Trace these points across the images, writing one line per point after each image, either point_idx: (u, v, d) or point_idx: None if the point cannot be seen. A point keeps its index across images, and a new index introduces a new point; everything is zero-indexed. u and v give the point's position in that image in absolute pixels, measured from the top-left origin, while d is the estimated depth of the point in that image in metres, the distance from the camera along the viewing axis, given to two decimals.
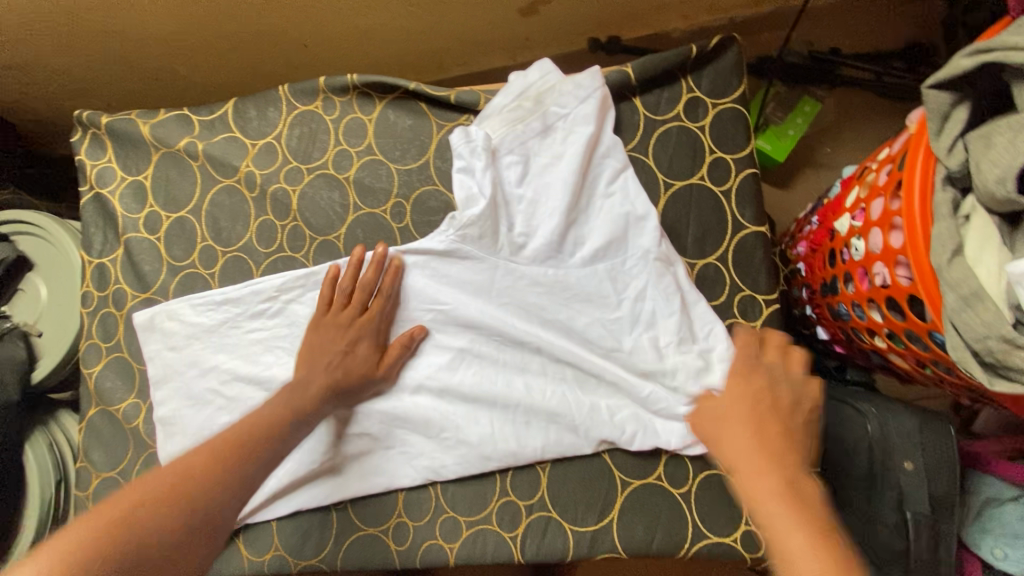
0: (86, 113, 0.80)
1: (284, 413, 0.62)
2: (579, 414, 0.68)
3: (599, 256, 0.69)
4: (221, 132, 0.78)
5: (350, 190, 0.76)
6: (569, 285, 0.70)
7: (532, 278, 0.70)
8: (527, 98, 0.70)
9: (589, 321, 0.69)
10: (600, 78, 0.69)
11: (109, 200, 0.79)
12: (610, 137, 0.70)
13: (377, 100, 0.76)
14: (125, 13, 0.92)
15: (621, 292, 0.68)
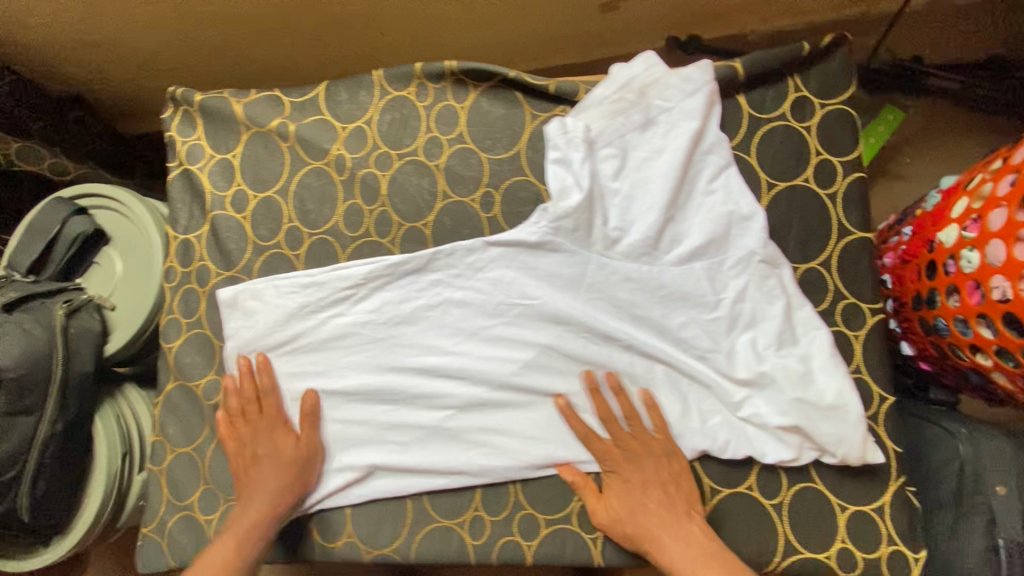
0: (180, 90, 0.81)
1: (237, 551, 0.63)
2: (670, 418, 0.65)
3: (697, 255, 0.67)
4: (312, 115, 0.78)
5: (440, 177, 0.75)
6: (663, 283, 0.67)
7: (626, 274, 0.68)
8: (629, 90, 0.69)
9: (685, 322, 0.66)
10: (709, 72, 0.67)
11: (197, 176, 0.80)
12: (715, 133, 0.68)
13: (471, 88, 0.75)
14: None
15: (720, 293, 0.66)
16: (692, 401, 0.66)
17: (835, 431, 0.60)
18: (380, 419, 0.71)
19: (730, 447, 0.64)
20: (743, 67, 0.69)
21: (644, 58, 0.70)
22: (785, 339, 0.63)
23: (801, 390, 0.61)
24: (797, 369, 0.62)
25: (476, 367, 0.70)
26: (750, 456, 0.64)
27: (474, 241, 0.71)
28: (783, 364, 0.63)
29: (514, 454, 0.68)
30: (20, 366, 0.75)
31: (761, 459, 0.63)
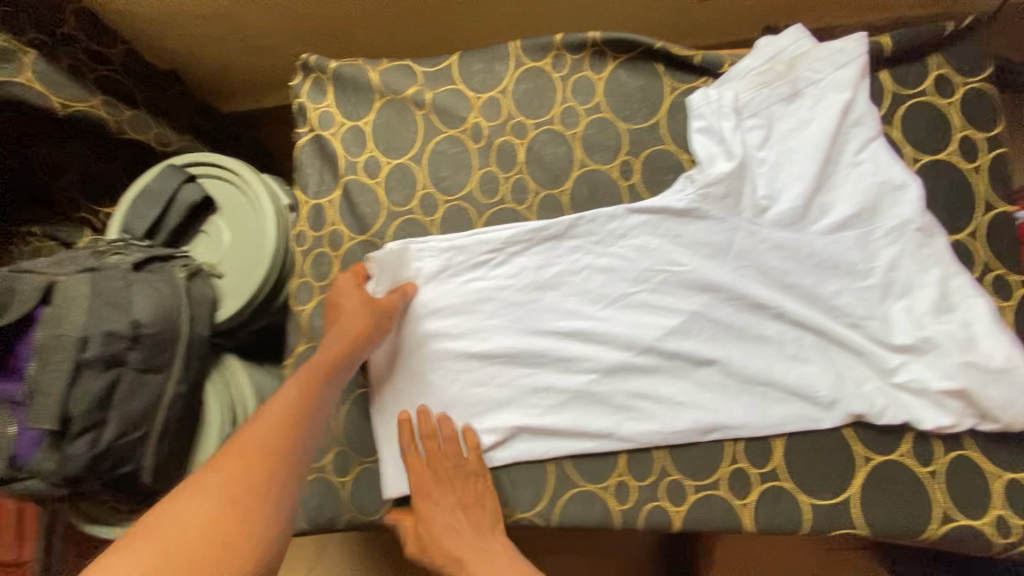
0: (313, 57, 0.82)
1: (313, 385, 0.61)
2: (824, 386, 0.65)
3: (848, 223, 0.67)
4: (445, 84, 0.79)
5: (577, 146, 0.76)
6: (814, 252, 0.67)
7: (775, 241, 0.68)
8: (778, 62, 0.70)
9: (838, 290, 0.67)
10: (862, 45, 0.69)
11: (329, 141, 0.80)
12: (864, 105, 0.69)
13: (609, 60, 0.77)
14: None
15: (872, 261, 0.66)
16: (845, 368, 0.66)
17: (1006, 397, 0.61)
18: (523, 382, 0.71)
19: (888, 413, 0.64)
20: (889, 42, 0.70)
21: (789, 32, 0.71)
22: (942, 305, 0.64)
23: (965, 356, 0.62)
24: (959, 333, 0.63)
25: (622, 333, 0.70)
26: (907, 422, 0.64)
27: (615, 208, 0.72)
28: (943, 329, 0.63)
29: (661, 421, 0.68)
30: (155, 323, 0.75)
31: (921, 427, 0.64)
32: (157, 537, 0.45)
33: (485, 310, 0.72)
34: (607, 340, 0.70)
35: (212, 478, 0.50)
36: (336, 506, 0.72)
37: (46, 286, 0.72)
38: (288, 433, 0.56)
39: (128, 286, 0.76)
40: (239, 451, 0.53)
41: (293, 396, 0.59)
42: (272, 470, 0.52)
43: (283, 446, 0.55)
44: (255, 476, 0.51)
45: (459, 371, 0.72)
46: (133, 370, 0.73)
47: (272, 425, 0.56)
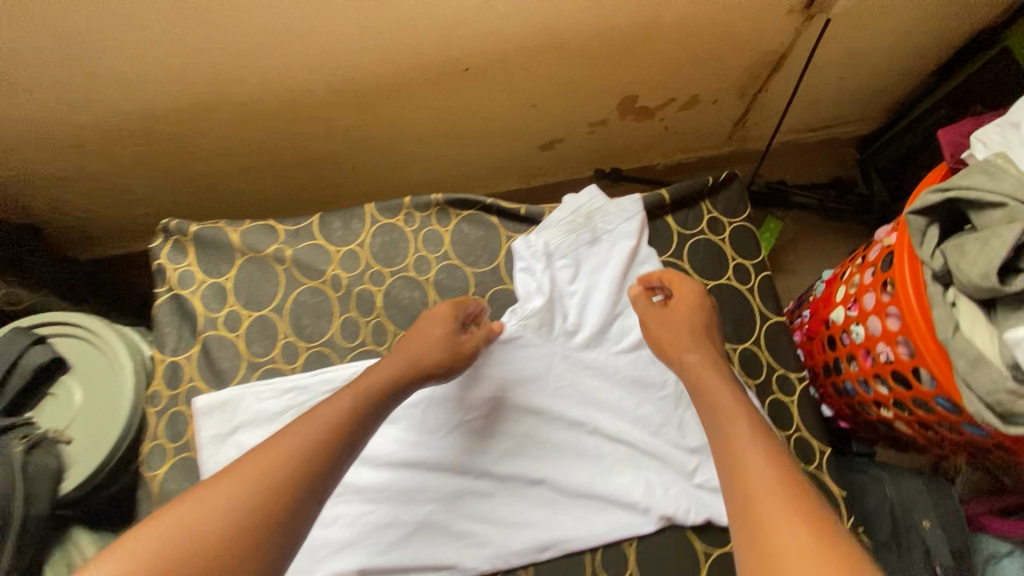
0: (174, 222, 0.86)
1: (362, 404, 0.62)
2: (638, 493, 0.73)
3: (642, 343, 0.81)
4: (306, 239, 0.87)
5: (430, 290, 0.85)
6: (618, 369, 0.79)
7: (588, 363, 0.80)
8: (577, 217, 0.86)
9: (641, 401, 0.78)
10: (639, 204, 0.87)
11: (189, 299, 0.83)
12: (646, 250, 0.86)
13: (452, 215, 0.89)
14: (206, 139, 1.03)
15: (665, 374, 0.79)
16: (654, 475, 0.74)
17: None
18: (384, 524, 0.71)
19: (692, 512, 0.72)
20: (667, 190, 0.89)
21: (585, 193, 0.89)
22: None
23: None
24: None
25: (473, 461, 0.74)
26: (709, 519, 0.72)
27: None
28: None
29: (512, 543, 0.71)
30: None
31: (720, 523, 0.72)
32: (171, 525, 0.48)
33: None
34: (466, 471, 0.74)
35: (234, 479, 0.52)
36: None
37: None
38: (322, 450, 0.56)
39: None
40: (272, 455, 0.54)
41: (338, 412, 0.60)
42: (284, 495, 0.52)
43: (312, 463, 0.54)
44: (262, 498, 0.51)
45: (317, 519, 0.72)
46: None
47: (303, 440, 0.56)
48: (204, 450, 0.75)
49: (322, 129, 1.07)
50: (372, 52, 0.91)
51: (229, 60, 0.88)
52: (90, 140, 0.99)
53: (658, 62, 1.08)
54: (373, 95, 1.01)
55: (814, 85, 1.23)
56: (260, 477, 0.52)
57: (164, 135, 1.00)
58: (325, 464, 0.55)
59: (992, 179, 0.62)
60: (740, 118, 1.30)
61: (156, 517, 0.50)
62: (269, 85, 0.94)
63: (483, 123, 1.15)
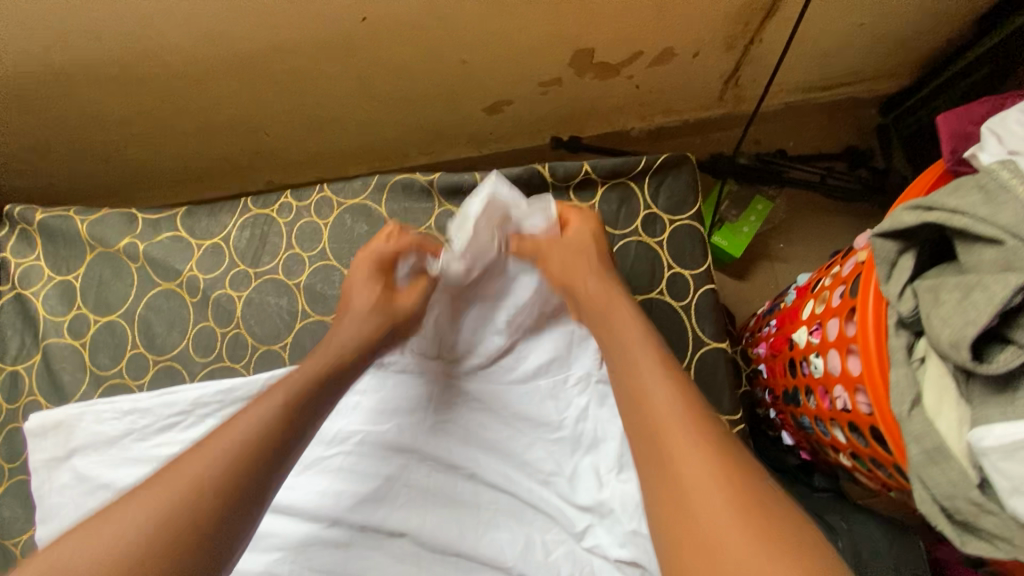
0: (17, 208, 0.75)
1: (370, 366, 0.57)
2: (511, 554, 0.62)
3: (540, 373, 0.67)
4: (165, 231, 0.74)
5: (300, 296, 0.72)
6: (508, 404, 0.67)
7: (470, 396, 0.67)
8: (481, 255, 0.62)
9: (530, 444, 0.66)
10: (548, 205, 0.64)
11: (31, 301, 0.73)
12: None
13: (335, 205, 0.74)
14: (78, 105, 0.89)
15: (563, 411, 0.66)
16: (536, 532, 0.63)
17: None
18: None
19: None
20: (592, 172, 0.72)
21: (512, 169, 0.72)
22: (623, 460, 0.63)
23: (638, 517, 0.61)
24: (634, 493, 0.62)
25: (322, 507, 0.63)
26: None
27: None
28: (620, 487, 0.62)
29: None
30: None
31: None
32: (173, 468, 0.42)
33: None
34: (316, 517, 0.63)
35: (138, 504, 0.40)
36: None
37: None
38: (251, 455, 0.44)
39: None
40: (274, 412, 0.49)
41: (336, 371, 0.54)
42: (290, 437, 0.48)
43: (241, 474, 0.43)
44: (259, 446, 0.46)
45: None
46: None
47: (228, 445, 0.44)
48: (37, 475, 0.67)
49: (212, 93, 0.91)
50: (241, 1, 0.74)
51: (60, 12, 0.72)
52: None
53: (615, 8, 0.86)
54: (259, 52, 0.84)
55: (825, 33, 0.99)
56: (166, 500, 0.40)
57: (27, 100, 0.87)
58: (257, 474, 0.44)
59: (988, 201, 0.43)
60: (732, 74, 1.07)
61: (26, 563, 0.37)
62: (125, 40, 0.78)
63: (410, 83, 0.97)
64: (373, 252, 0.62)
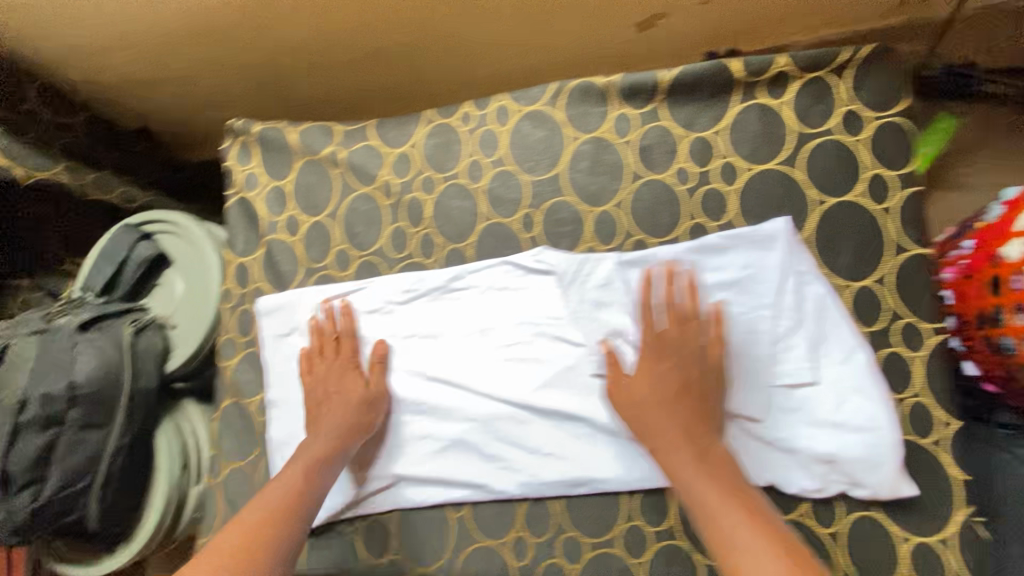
0: (239, 122, 0.87)
1: (311, 468, 0.66)
2: None
3: (714, 273, 0.67)
4: (361, 141, 0.83)
5: (481, 200, 0.77)
6: (665, 298, 0.67)
7: (648, 292, 0.67)
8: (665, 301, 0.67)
9: (688, 342, 0.66)
10: (779, 249, 0.65)
11: (254, 202, 0.85)
12: (753, 262, 0.66)
13: (514, 111, 0.78)
14: (273, 33, 0.98)
15: (737, 303, 0.66)
16: None
17: (867, 453, 0.59)
18: (421, 435, 0.72)
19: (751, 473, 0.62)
20: (790, 64, 0.69)
21: (701, 64, 0.71)
22: (807, 362, 0.62)
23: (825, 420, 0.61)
24: (824, 397, 0.61)
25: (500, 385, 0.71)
26: (772, 484, 0.62)
27: (493, 260, 0.74)
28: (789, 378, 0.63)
29: (531, 472, 0.68)
30: (93, 382, 0.79)
31: (785, 489, 0.62)
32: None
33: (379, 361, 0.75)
34: (498, 395, 0.70)
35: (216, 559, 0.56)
36: None
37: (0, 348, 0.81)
38: (277, 522, 0.61)
39: (72, 346, 0.81)
40: (218, 555, 0.57)
41: (278, 500, 0.63)
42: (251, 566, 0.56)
43: (280, 526, 0.60)
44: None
45: None
46: (73, 427, 0.77)
47: (262, 512, 0.61)
48: (268, 344, 0.79)
49: (384, 20, 0.96)
50: None
51: None
52: (168, 40, 0.98)
53: None
54: None
55: None
56: (223, 556, 0.56)
57: (229, 31, 0.97)
58: (294, 529, 0.61)
59: None
60: None
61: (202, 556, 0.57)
62: None
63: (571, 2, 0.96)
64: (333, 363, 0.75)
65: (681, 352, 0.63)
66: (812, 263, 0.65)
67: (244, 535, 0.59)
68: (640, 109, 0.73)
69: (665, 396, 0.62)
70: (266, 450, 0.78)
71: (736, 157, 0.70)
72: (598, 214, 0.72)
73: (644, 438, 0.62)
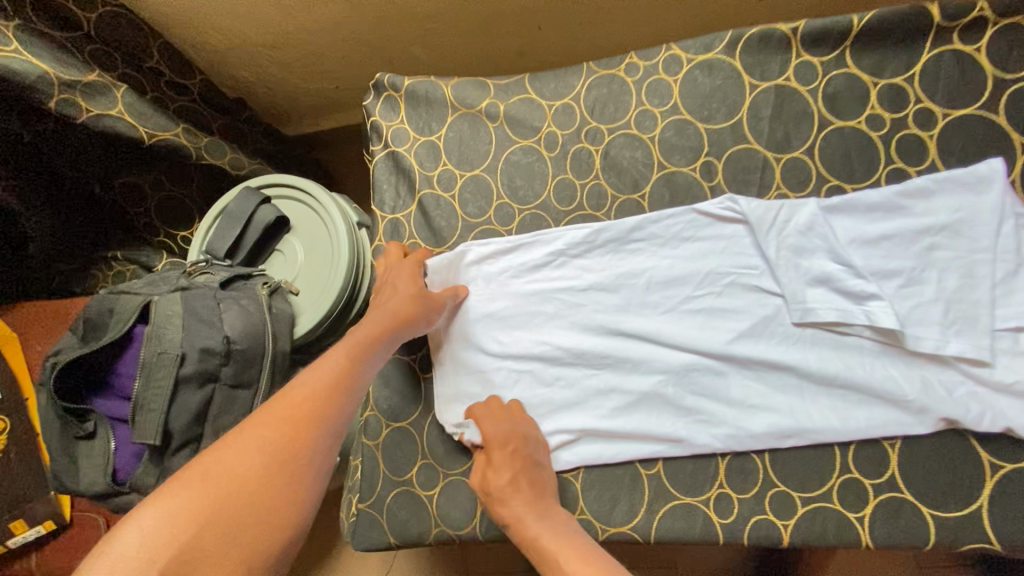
0: (387, 76, 0.84)
1: (356, 358, 0.59)
2: (911, 390, 0.61)
3: (925, 214, 0.64)
4: (516, 94, 0.80)
5: (654, 149, 0.75)
6: (874, 242, 0.64)
7: (855, 238, 0.65)
8: (876, 245, 0.64)
9: (900, 289, 0.63)
10: (998, 186, 0.62)
11: (404, 157, 0.82)
12: (971, 202, 0.63)
13: (685, 61, 0.75)
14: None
15: (956, 246, 0.62)
16: (930, 373, 0.62)
17: None
18: (605, 390, 0.69)
19: (985, 419, 0.59)
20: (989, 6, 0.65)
21: (896, 7, 0.68)
22: None
23: None
24: None
25: (689, 337, 0.68)
26: (1007, 430, 0.59)
27: (676, 209, 0.71)
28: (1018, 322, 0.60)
29: (733, 424, 0.65)
30: (245, 338, 0.76)
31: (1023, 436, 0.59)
32: (190, 505, 0.43)
33: (555, 316, 0.72)
34: (689, 347, 0.68)
35: (256, 441, 0.48)
36: (425, 518, 0.71)
37: (143, 302, 0.75)
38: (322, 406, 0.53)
39: (218, 302, 0.77)
40: (274, 421, 0.50)
41: (333, 371, 0.57)
42: (297, 455, 0.49)
43: (327, 413, 0.53)
44: (284, 483, 0.47)
45: (522, 372, 0.71)
46: (226, 385, 0.74)
47: (305, 396, 0.53)
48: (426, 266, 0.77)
49: None
50: None
51: None
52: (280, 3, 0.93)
53: None
54: None
55: None
56: (267, 441, 0.49)
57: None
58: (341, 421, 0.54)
59: None
60: None
61: (236, 436, 0.49)
62: None
63: None
64: (392, 265, 0.75)
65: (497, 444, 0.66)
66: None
67: (300, 406, 0.52)
68: (825, 57, 0.70)
69: (515, 482, 0.63)
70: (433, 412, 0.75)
71: (930, 101, 0.68)
72: (786, 161, 0.70)
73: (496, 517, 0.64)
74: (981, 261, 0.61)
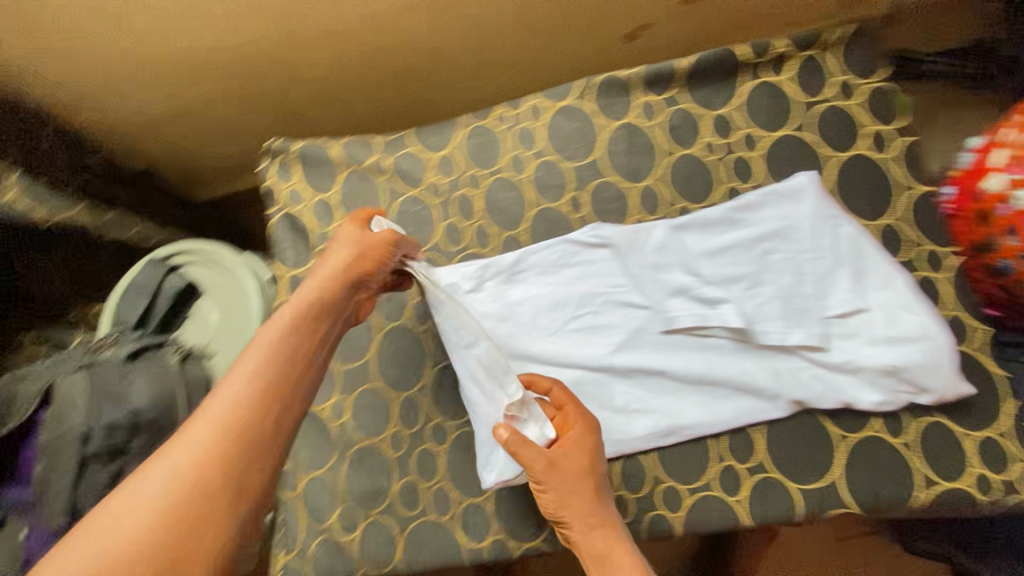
0: (277, 141, 0.88)
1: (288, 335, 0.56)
2: (764, 379, 0.69)
3: (760, 225, 0.73)
4: (401, 148, 0.87)
5: (528, 188, 0.82)
6: (720, 253, 0.73)
7: (704, 251, 0.73)
8: (722, 255, 0.73)
9: (745, 291, 0.72)
10: (815, 193, 0.72)
11: (301, 215, 0.86)
12: (795, 210, 0.72)
13: (547, 108, 0.83)
14: (277, 66, 0.98)
15: (787, 248, 0.72)
16: (781, 362, 0.70)
17: (926, 360, 0.64)
18: None
19: (826, 397, 0.68)
20: (787, 46, 0.78)
21: (713, 51, 0.79)
22: (858, 291, 0.69)
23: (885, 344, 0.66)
24: (879, 319, 0.67)
25: (572, 355, 0.74)
26: (846, 404, 0.68)
27: (551, 240, 0.78)
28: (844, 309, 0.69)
29: (619, 430, 0.71)
30: (153, 407, 0.76)
31: (859, 407, 0.68)
32: (110, 544, 0.39)
33: None
34: (574, 365, 0.74)
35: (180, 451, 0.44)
36: (347, 560, 0.73)
37: (45, 388, 0.76)
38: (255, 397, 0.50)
39: (123, 375, 0.78)
40: (200, 426, 0.46)
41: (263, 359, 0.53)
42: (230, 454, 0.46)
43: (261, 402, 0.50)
44: (216, 487, 0.43)
45: None
46: (137, 457, 0.74)
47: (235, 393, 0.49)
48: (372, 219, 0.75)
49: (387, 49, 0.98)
50: None
51: None
52: (172, 77, 0.97)
53: None
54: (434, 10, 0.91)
55: None
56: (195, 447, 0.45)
57: (238, 64, 0.97)
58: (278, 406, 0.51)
59: None
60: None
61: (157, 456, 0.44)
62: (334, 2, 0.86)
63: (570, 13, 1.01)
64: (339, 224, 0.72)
65: (580, 437, 0.62)
66: (837, 207, 0.72)
67: (233, 416, 0.48)
68: (661, 96, 0.81)
69: (588, 478, 0.61)
70: (348, 456, 0.77)
71: (753, 127, 0.78)
72: (641, 189, 0.79)
73: (557, 509, 0.61)
74: (809, 259, 0.71)
